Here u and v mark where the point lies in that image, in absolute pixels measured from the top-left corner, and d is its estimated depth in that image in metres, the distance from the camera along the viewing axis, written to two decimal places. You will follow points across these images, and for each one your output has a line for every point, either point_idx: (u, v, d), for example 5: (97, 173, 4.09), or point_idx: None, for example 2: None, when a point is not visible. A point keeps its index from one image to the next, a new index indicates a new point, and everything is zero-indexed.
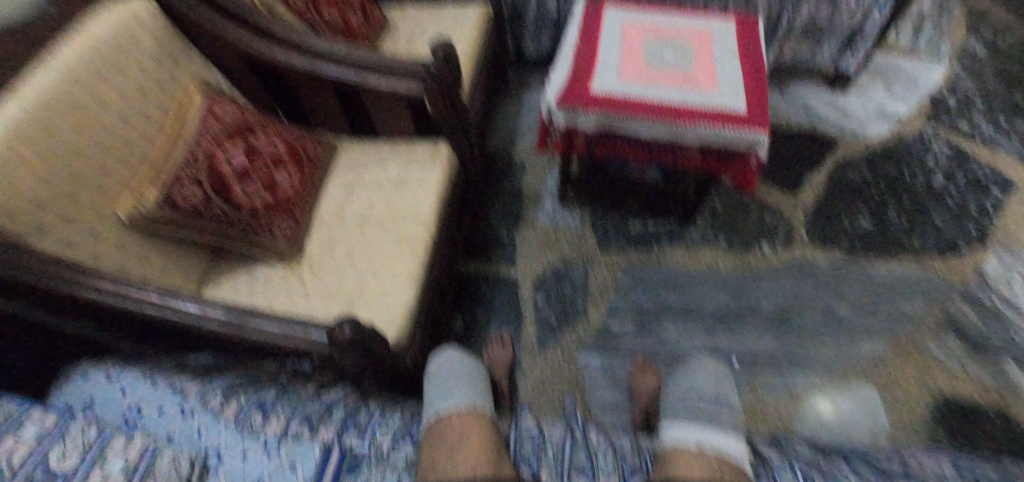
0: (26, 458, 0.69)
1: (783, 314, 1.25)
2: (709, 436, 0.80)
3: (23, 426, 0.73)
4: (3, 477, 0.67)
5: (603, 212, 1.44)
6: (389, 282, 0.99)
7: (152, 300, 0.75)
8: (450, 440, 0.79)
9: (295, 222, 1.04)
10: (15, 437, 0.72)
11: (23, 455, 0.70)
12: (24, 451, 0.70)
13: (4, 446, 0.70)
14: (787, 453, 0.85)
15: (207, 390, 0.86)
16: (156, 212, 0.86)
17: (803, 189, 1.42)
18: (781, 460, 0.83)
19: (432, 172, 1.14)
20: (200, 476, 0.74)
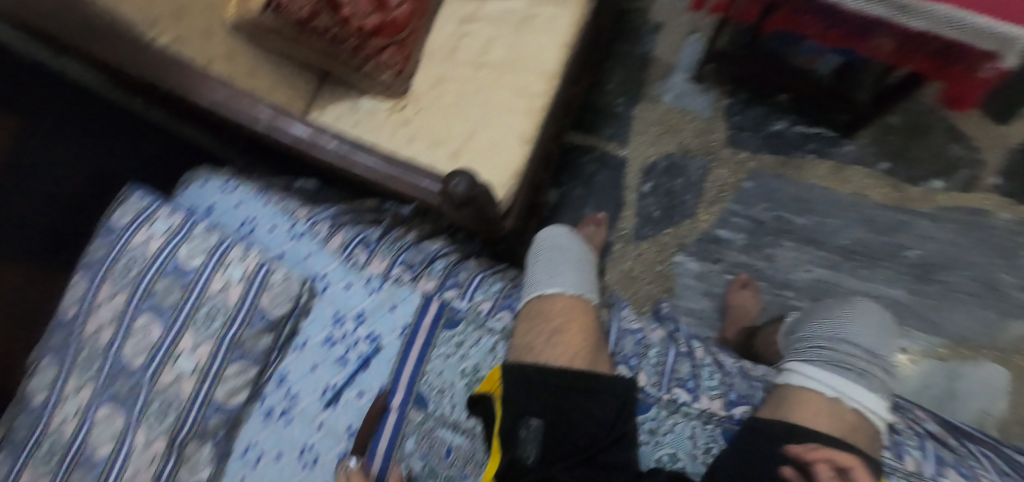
0: (162, 249, 0.78)
1: (926, 266, 1.07)
2: (856, 390, 0.64)
3: (154, 221, 0.80)
4: (146, 265, 0.77)
5: (743, 104, 1.22)
6: (498, 137, 0.90)
7: (263, 117, 0.75)
8: (551, 325, 0.71)
9: (402, 51, 0.96)
10: (149, 231, 0.79)
11: (159, 247, 0.78)
12: (159, 244, 0.78)
13: (141, 238, 0.78)
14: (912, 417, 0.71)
15: (313, 219, 0.86)
16: (262, 17, 0.84)
17: (1014, 121, 1.11)
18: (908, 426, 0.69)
19: (563, 15, 0.99)
20: (309, 296, 0.80)
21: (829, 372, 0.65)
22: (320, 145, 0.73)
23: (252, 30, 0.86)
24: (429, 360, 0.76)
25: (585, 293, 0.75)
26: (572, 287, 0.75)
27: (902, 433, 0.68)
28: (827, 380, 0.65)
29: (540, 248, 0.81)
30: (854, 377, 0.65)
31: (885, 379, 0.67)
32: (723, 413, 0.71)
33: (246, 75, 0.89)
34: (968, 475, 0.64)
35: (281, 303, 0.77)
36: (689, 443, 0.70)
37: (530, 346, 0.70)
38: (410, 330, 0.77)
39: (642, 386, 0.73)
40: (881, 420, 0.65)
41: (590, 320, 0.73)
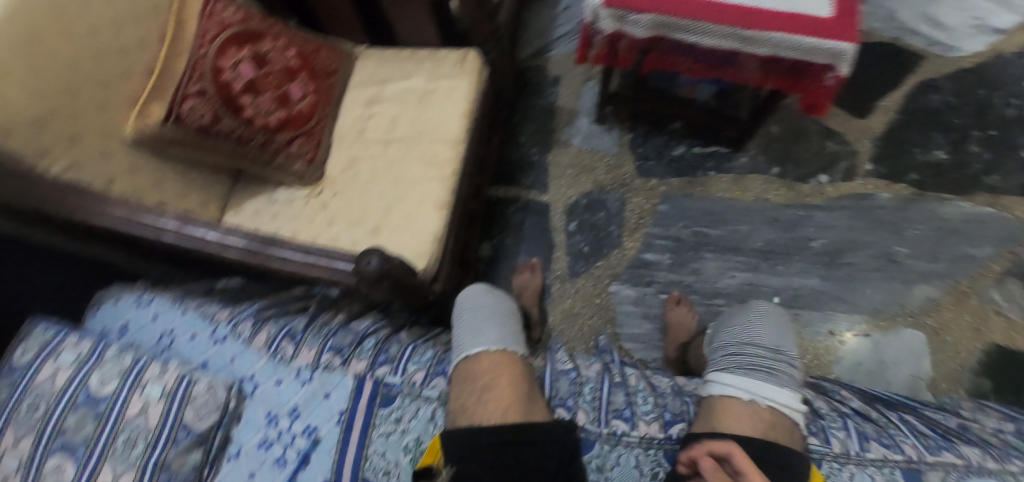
0: (70, 381, 0.74)
1: (832, 253, 1.17)
2: (767, 388, 0.69)
3: (61, 352, 0.77)
4: (52, 401, 0.72)
5: (644, 135, 1.32)
6: (415, 207, 0.94)
7: (170, 228, 0.79)
8: (480, 383, 0.72)
9: (312, 139, 1.01)
10: (54, 364, 0.76)
11: (66, 378, 0.74)
12: (67, 375, 0.74)
13: (46, 373, 0.75)
14: (836, 405, 0.76)
15: (236, 318, 0.85)
16: (163, 130, 0.85)
17: (873, 113, 1.26)
18: (831, 412, 0.74)
19: (460, 85, 1.05)
20: (237, 402, 0.77)
21: (741, 377, 0.71)
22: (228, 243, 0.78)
23: (157, 144, 0.87)
24: (371, 442, 0.74)
25: (509, 345, 0.77)
26: (496, 343, 0.77)
27: (825, 420, 0.72)
28: (739, 384, 0.71)
29: (463, 312, 0.84)
30: (762, 377, 0.71)
31: (794, 374, 0.72)
32: (661, 435, 0.74)
33: (153, 187, 0.89)
34: (889, 445, 0.67)
35: (206, 414, 0.74)
36: (636, 472, 0.72)
37: (464, 406, 0.71)
38: (347, 417, 0.75)
39: (582, 425, 0.74)
40: (800, 413, 0.69)
41: (519, 371, 0.75)
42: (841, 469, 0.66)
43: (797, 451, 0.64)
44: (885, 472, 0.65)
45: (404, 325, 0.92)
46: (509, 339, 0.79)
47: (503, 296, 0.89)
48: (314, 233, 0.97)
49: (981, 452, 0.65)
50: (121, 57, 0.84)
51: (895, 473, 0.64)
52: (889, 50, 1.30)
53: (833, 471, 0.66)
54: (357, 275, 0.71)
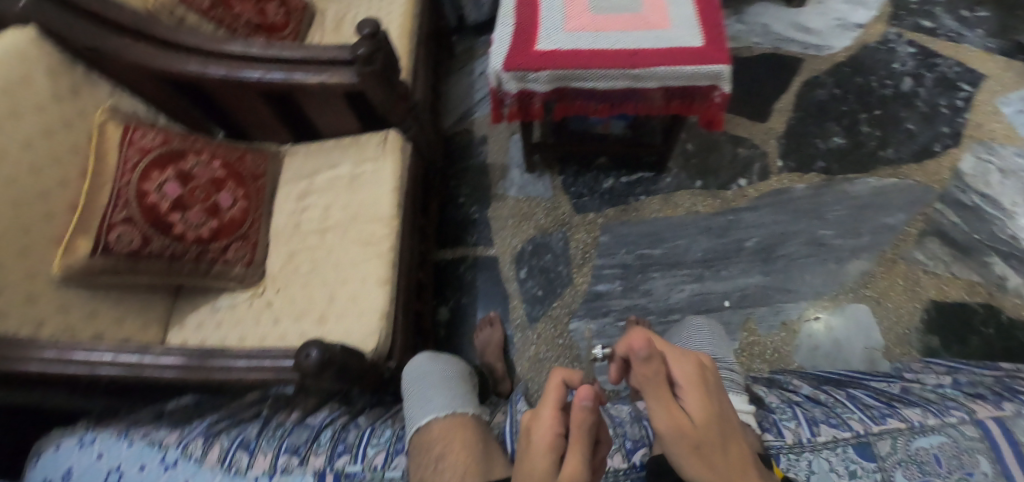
0: None
1: (767, 248, 1.23)
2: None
3: None
4: None
5: (573, 175, 1.39)
6: (358, 287, 0.99)
7: (105, 359, 0.80)
8: (435, 451, 0.73)
9: (248, 242, 1.03)
10: None
11: None
12: None
13: None
14: (787, 398, 0.84)
15: (187, 438, 0.83)
16: (92, 262, 0.86)
17: (771, 116, 1.37)
18: (782, 404, 0.82)
19: (385, 165, 1.10)
20: None
21: None
22: (163, 362, 0.82)
23: (87, 277, 0.87)
24: None
25: (458, 408, 0.80)
26: (445, 408, 0.79)
27: (777, 414, 0.79)
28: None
29: (412, 386, 0.86)
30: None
31: (734, 377, 0.80)
32: (625, 465, 0.74)
33: (88, 320, 0.88)
34: (838, 425, 0.74)
35: None
36: None
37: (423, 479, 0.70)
38: None
39: None
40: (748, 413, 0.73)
41: (471, 429, 0.76)
42: (798, 459, 0.72)
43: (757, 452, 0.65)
44: (838, 452, 0.71)
45: (362, 408, 0.94)
46: (458, 401, 0.81)
47: (449, 362, 0.91)
48: (264, 334, 0.97)
49: (921, 412, 0.73)
50: (39, 201, 0.85)
51: (848, 451, 0.71)
52: (772, 59, 1.43)
53: (792, 462, 0.72)
54: (298, 370, 0.78)
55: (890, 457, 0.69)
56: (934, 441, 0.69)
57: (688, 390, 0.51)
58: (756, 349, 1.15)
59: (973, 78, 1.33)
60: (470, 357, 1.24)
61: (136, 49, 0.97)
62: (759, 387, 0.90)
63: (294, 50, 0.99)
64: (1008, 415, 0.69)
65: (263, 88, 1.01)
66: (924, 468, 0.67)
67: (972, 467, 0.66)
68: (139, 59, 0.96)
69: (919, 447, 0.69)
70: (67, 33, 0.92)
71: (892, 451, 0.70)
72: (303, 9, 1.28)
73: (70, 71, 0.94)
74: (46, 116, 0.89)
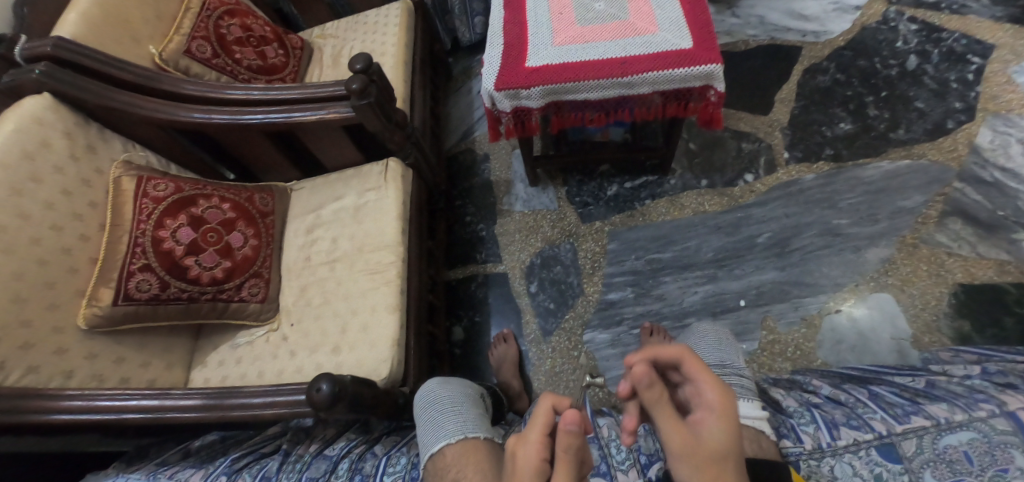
0: None
1: (780, 243, 1.21)
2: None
3: None
4: None
5: (577, 184, 1.38)
6: (368, 316, 1.01)
7: (131, 405, 0.83)
8: (448, 478, 0.73)
9: (261, 278, 1.06)
10: None
11: None
12: None
13: None
14: (804, 400, 0.81)
15: (212, 475, 0.86)
16: (116, 310, 0.90)
17: (774, 107, 1.34)
18: (799, 406, 0.80)
19: (387, 193, 1.12)
20: None
21: None
22: (183, 401, 0.85)
23: (110, 326, 0.91)
24: None
25: (470, 432, 0.80)
26: (456, 433, 0.79)
27: (794, 418, 0.77)
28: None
29: (424, 414, 0.86)
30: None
31: (746, 383, 0.79)
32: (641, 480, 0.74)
33: (114, 366, 0.92)
34: (859, 427, 0.72)
35: None
36: None
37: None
38: None
39: None
40: (761, 419, 0.73)
41: (484, 453, 0.76)
42: (819, 464, 0.70)
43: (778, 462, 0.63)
44: (861, 454, 0.69)
45: (379, 435, 0.94)
46: (469, 426, 0.81)
47: (459, 386, 0.91)
48: (281, 368, 1.00)
49: (947, 407, 0.69)
50: (62, 256, 0.89)
51: (871, 454, 0.69)
52: (770, 50, 1.41)
53: (812, 468, 0.70)
54: (310, 404, 0.80)
55: (917, 458, 0.67)
56: (963, 438, 0.66)
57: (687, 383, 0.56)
58: (775, 348, 1.12)
59: (983, 49, 1.28)
60: (486, 375, 1.25)
61: (143, 101, 1.00)
62: (777, 389, 0.88)
63: (292, 90, 1.03)
64: None
65: (265, 129, 1.04)
66: (954, 467, 0.65)
67: (1005, 463, 0.62)
68: (146, 111, 1.00)
69: (947, 446, 0.66)
70: (80, 97, 0.95)
71: (918, 451, 0.67)
72: (301, 47, 1.32)
73: (84, 128, 0.97)
74: (65, 176, 0.92)
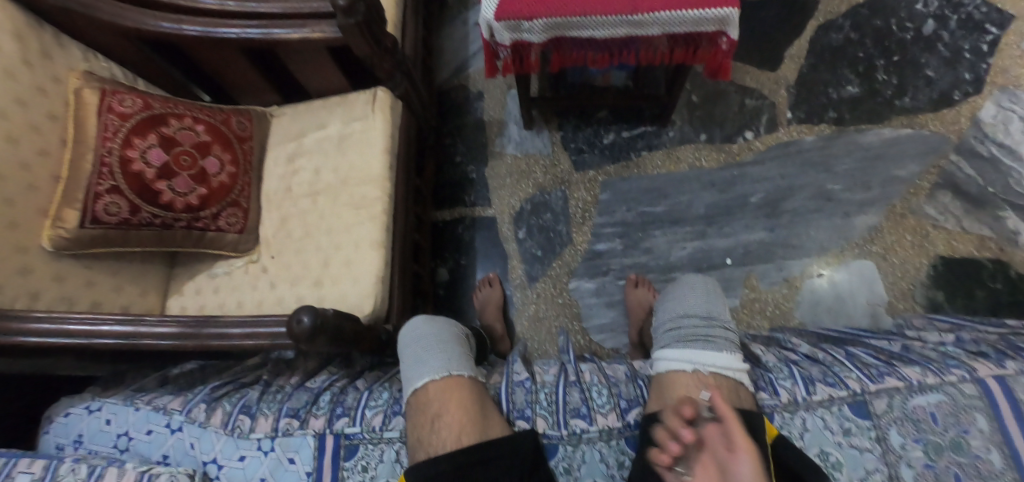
0: None
1: (772, 203, 1.21)
2: (707, 356, 0.75)
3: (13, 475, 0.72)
4: None
5: (573, 129, 1.32)
6: (352, 252, 0.98)
7: (104, 330, 0.79)
8: (430, 412, 0.74)
9: (239, 208, 1.01)
10: None
11: None
12: None
13: None
14: (784, 356, 0.83)
15: (191, 402, 0.83)
16: (83, 232, 0.85)
17: (782, 62, 1.28)
18: (777, 362, 0.81)
19: (374, 124, 1.06)
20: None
21: (683, 349, 0.77)
22: (155, 329, 0.81)
23: (78, 249, 0.86)
24: None
25: (455, 370, 0.79)
26: (439, 370, 0.78)
27: (773, 373, 0.78)
28: (681, 357, 0.76)
29: (405, 349, 0.83)
30: (701, 345, 0.77)
31: (730, 337, 0.79)
32: (619, 423, 0.76)
33: (84, 289, 0.88)
34: (834, 384, 0.73)
35: None
36: (602, 465, 0.74)
37: (420, 438, 0.72)
38: (314, 477, 0.75)
39: (542, 434, 0.75)
40: (741, 371, 0.74)
41: (468, 390, 0.76)
42: (792, 417, 0.72)
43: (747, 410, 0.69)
44: (834, 410, 0.71)
45: (360, 370, 0.94)
46: (454, 363, 0.80)
47: (444, 323, 0.87)
48: (261, 300, 0.99)
49: (920, 370, 0.72)
50: (21, 172, 0.82)
51: (843, 409, 0.71)
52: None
53: (786, 420, 0.72)
54: (290, 336, 0.77)
55: (885, 415, 0.70)
56: (932, 400, 0.69)
57: (740, 450, 0.53)
58: (755, 306, 1.16)
59: (1002, 19, 1.18)
60: (470, 316, 1.26)
61: (104, 5, 0.90)
62: (757, 345, 0.90)
63: (273, 3, 0.92)
64: (1010, 373, 0.70)
65: (243, 45, 0.95)
66: (919, 426, 0.68)
67: (968, 424, 0.67)
68: (108, 18, 0.90)
69: (916, 406, 0.69)
70: None
71: (888, 409, 0.70)
72: None
73: (37, 30, 0.87)
74: (18, 84, 0.83)
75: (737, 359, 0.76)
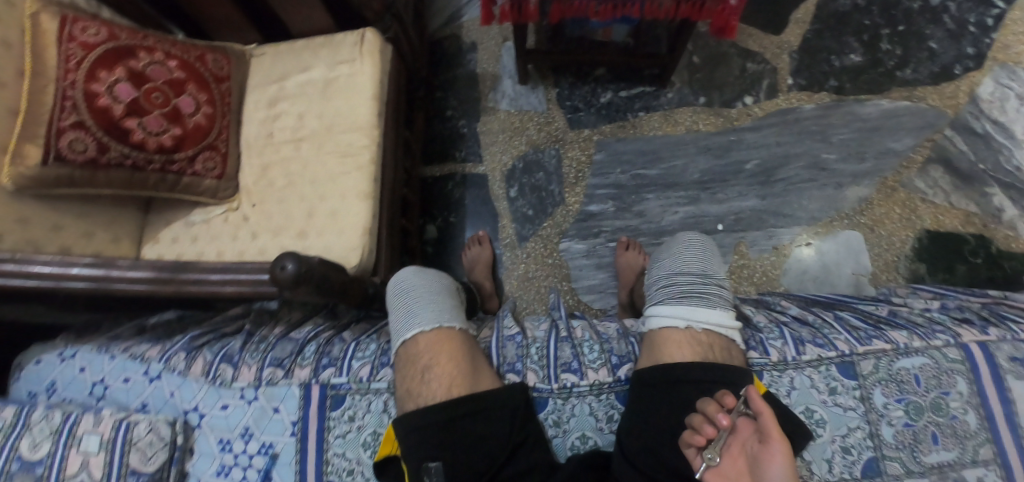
0: None
1: (766, 171, 1.20)
2: (701, 312, 0.75)
3: None
4: None
5: (569, 87, 1.28)
6: (338, 203, 0.94)
7: (71, 273, 0.74)
8: (420, 363, 0.73)
9: (217, 152, 0.95)
10: None
11: None
12: None
13: None
14: (774, 317, 0.83)
15: (170, 351, 0.80)
16: (47, 172, 0.79)
17: (787, 27, 1.24)
18: (768, 323, 0.81)
19: (362, 69, 0.99)
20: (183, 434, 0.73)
21: (677, 306, 0.76)
22: (129, 273, 0.77)
23: (42, 190, 0.80)
24: (329, 444, 0.73)
25: (447, 321, 0.77)
26: (430, 321, 0.76)
27: (764, 332, 0.78)
28: (675, 313, 0.76)
29: (394, 298, 0.81)
30: (695, 302, 0.76)
31: (724, 295, 0.78)
32: (610, 379, 0.75)
33: (51, 234, 0.83)
34: (824, 345, 0.74)
35: (154, 454, 0.69)
36: (592, 419, 0.75)
37: (410, 390, 0.71)
38: (300, 427, 0.73)
39: (533, 387, 0.75)
40: (734, 330, 0.74)
41: (458, 346, 0.75)
42: (780, 375, 0.73)
43: (738, 368, 0.70)
44: (822, 369, 0.72)
45: (347, 322, 0.92)
46: (445, 314, 0.78)
47: (435, 275, 0.85)
48: (242, 250, 0.95)
49: (907, 334, 0.73)
50: None
51: (831, 369, 0.72)
52: None
53: (774, 379, 0.73)
54: (274, 282, 0.73)
55: (871, 376, 0.71)
56: (916, 362, 0.70)
57: (773, 440, 0.55)
58: (744, 273, 1.17)
59: None
60: (459, 274, 1.24)
61: None
62: (747, 306, 0.90)
63: None
64: (992, 340, 0.71)
65: None
66: (902, 387, 0.70)
67: (948, 387, 0.69)
68: None
69: (901, 368, 0.71)
70: None
71: (874, 371, 0.71)
72: None
73: None
74: None
75: (731, 318, 0.75)
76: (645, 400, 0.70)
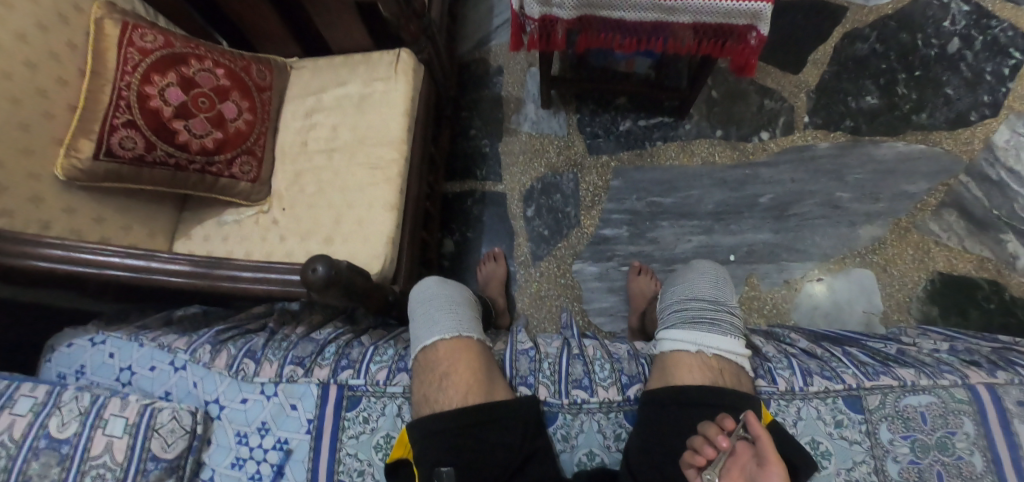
0: (26, 429, 0.70)
1: (780, 206, 1.22)
2: (711, 338, 0.77)
3: (15, 398, 0.73)
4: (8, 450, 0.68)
5: (590, 114, 1.32)
6: (364, 212, 0.98)
7: (113, 262, 0.79)
8: (439, 369, 0.75)
9: (254, 157, 1.00)
10: (10, 410, 0.71)
11: (23, 426, 0.70)
12: (24, 423, 0.70)
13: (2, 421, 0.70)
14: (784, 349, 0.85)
15: (196, 343, 0.83)
16: (96, 165, 0.84)
17: (806, 67, 1.28)
18: (777, 354, 0.83)
19: (396, 86, 1.04)
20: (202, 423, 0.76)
21: (689, 331, 0.78)
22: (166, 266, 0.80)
23: (92, 182, 0.85)
24: (342, 444, 0.76)
25: (465, 330, 0.79)
26: (448, 330, 0.79)
27: (772, 362, 0.80)
28: (686, 338, 0.77)
29: (415, 307, 0.84)
30: (706, 327, 0.78)
31: (734, 323, 0.80)
32: (620, 397, 0.77)
33: (93, 224, 0.88)
34: (831, 377, 0.75)
35: (175, 441, 0.72)
36: (599, 435, 0.77)
37: (426, 395, 0.73)
38: (315, 425, 0.76)
39: (545, 400, 0.77)
40: (744, 357, 0.76)
41: (476, 355, 0.77)
42: (787, 405, 0.74)
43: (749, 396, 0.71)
44: (828, 402, 0.74)
45: (365, 327, 0.94)
46: (464, 324, 0.80)
47: (455, 286, 0.88)
48: (269, 251, 0.99)
49: (914, 372, 0.74)
50: (37, 99, 0.81)
51: (837, 402, 0.73)
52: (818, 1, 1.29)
53: (781, 408, 0.74)
54: (305, 284, 0.77)
55: (877, 411, 0.72)
56: (923, 400, 0.71)
57: (771, 464, 0.55)
58: (754, 305, 1.18)
59: None
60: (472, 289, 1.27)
61: None
62: (758, 337, 0.91)
63: None
64: (1001, 382, 0.71)
65: None
66: (908, 424, 0.71)
67: (954, 427, 0.69)
68: None
69: (907, 405, 0.72)
70: None
71: (880, 406, 0.72)
72: None
73: None
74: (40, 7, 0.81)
75: (741, 345, 0.77)
76: (656, 420, 0.71)
